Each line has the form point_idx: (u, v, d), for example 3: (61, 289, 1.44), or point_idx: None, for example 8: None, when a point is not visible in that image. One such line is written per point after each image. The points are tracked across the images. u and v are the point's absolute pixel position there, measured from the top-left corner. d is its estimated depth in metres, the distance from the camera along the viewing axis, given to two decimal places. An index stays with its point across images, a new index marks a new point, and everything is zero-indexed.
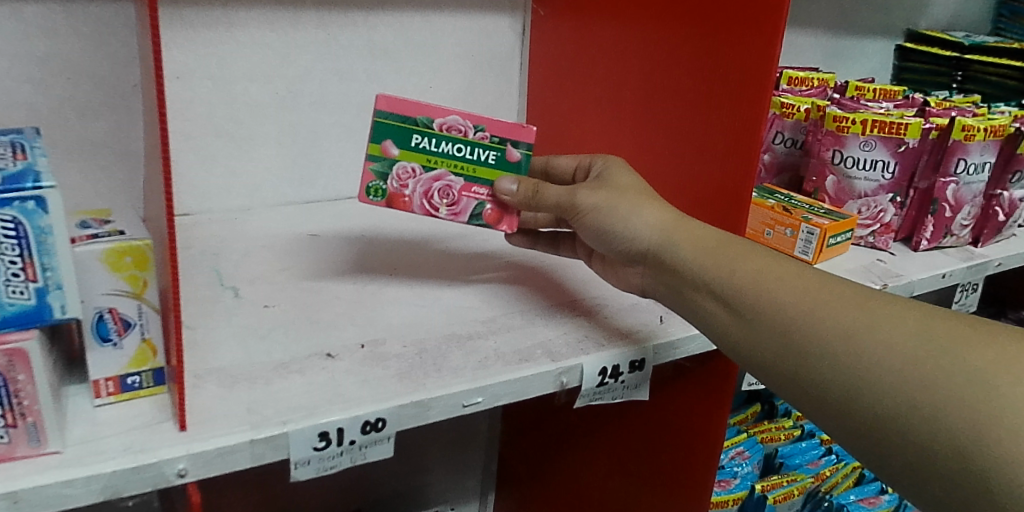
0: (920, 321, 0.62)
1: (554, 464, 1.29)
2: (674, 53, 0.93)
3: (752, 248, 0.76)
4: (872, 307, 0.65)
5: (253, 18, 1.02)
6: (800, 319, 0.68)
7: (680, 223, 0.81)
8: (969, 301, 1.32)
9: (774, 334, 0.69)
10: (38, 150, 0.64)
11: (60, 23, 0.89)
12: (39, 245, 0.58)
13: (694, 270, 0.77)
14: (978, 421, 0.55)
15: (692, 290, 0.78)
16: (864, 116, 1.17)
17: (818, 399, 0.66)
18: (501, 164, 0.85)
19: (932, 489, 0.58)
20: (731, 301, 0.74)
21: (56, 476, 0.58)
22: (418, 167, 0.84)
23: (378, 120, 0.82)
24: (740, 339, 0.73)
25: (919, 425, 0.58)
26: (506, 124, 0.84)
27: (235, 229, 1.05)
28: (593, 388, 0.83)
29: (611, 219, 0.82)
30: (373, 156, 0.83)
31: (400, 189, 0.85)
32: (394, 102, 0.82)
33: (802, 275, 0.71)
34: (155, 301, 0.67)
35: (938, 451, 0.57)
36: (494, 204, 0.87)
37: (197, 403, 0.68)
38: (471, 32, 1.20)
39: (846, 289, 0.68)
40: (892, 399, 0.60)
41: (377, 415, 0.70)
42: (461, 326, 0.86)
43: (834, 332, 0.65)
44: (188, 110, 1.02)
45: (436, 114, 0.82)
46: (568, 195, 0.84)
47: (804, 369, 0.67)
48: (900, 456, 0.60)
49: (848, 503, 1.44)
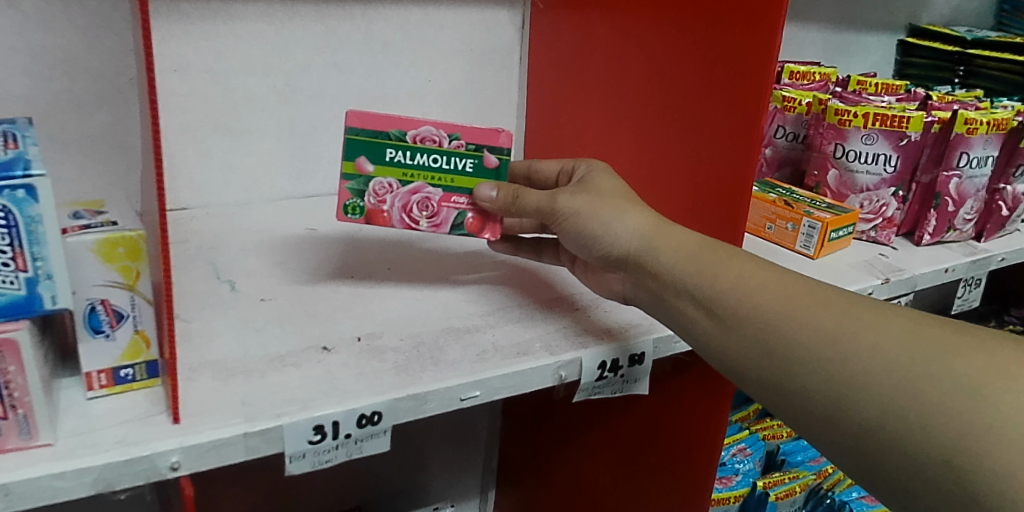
0: (906, 326, 0.62)
1: (555, 459, 1.28)
2: (673, 45, 0.92)
3: (735, 252, 0.75)
4: (856, 313, 0.65)
5: (251, 10, 1.01)
6: (784, 325, 0.67)
7: (662, 228, 0.79)
8: (972, 297, 1.31)
9: (758, 341, 0.68)
10: (30, 139, 0.63)
11: (56, 15, 0.88)
12: (29, 234, 0.58)
13: (676, 275, 0.76)
14: (968, 430, 0.55)
15: (674, 295, 0.76)
16: (866, 109, 1.16)
17: (803, 408, 0.65)
18: (479, 170, 0.84)
19: (923, 499, 0.58)
20: (713, 307, 0.72)
21: (47, 468, 0.58)
22: (394, 182, 0.83)
23: (349, 137, 0.81)
24: (722, 346, 0.72)
25: (908, 435, 0.58)
26: (479, 130, 0.83)
27: (233, 223, 1.04)
28: (593, 382, 0.82)
29: (592, 224, 0.81)
30: (347, 175, 0.82)
31: (379, 205, 0.83)
32: (365, 118, 0.80)
33: (785, 280, 0.70)
34: (148, 292, 0.67)
35: (930, 462, 0.57)
36: (475, 213, 0.86)
37: (192, 395, 0.67)
38: (471, 26, 1.19)
39: (829, 294, 0.67)
40: (878, 408, 0.60)
41: (373, 408, 0.69)
42: (459, 320, 0.85)
43: (819, 339, 0.64)
44: (185, 103, 1.01)
45: (407, 127, 0.81)
46: (548, 200, 0.83)
47: (789, 378, 0.66)
48: (887, 466, 0.60)
49: (850, 501, 1.50)
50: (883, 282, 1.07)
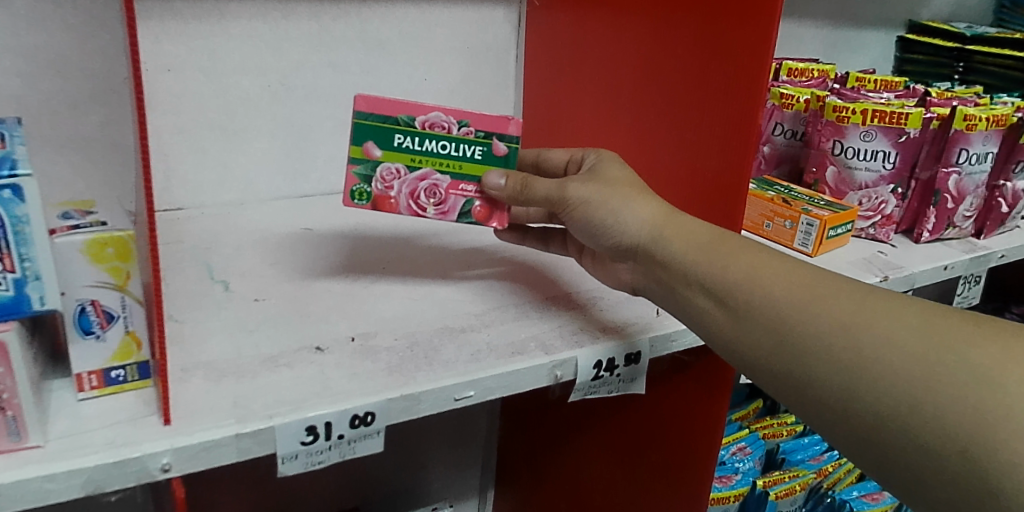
0: (920, 317, 0.61)
1: (553, 460, 1.28)
2: (669, 40, 0.91)
3: (745, 244, 0.75)
4: (869, 303, 0.64)
5: (244, 10, 1.01)
6: (794, 315, 0.66)
7: (672, 218, 0.79)
8: (972, 294, 1.30)
9: (769, 332, 0.68)
10: (17, 139, 0.62)
11: (49, 14, 0.88)
12: (16, 234, 0.57)
13: (686, 265, 0.75)
14: (985, 421, 0.54)
15: (683, 285, 0.76)
16: (864, 106, 1.15)
17: (814, 399, 0.65)
18: (487, 158, 0.83)
19: (937, 491, 0.57)
20: (724, 298, 0.72)
21: (36, 470, 0.57)
22: (402, 168, 0.82)
23: (357, 121, 0.80)
24: (733, 337, 0.71)
25: (924, 425, 0.57)
26: (489, 117, 0.82)
27: (227, 223, 1.04)
28: (588, 381, 0.81)
29: (602, 213, 0.80)
30: (355, 159, 0.82)
31: (386, 190, 0.83)
32: (373, 102, 0.80)
33: (796, 271, 0.70)
34: (139, 293, 0.66)
35: (944, 453, 0.56)
36: (483, 201, 0.85)
37: (182, 397, 0.67)
38: (467, 24, 1.18)
39: (841, 284, 0.67)
40: (892, 399, 0.59)
41: (366, 409, 0.69)
42: (454, 319, 0.85)
43: (831, 329, 0.64)
44: (178, 103, 1.01)
45: (417, 112, 0.80)
46: (557, 188, 0.82)
47: (800, 369, 0.65)
48: (901, 458, 0.59)
49: (851, 500, 1.47)
50: (880, 280, 1.06)
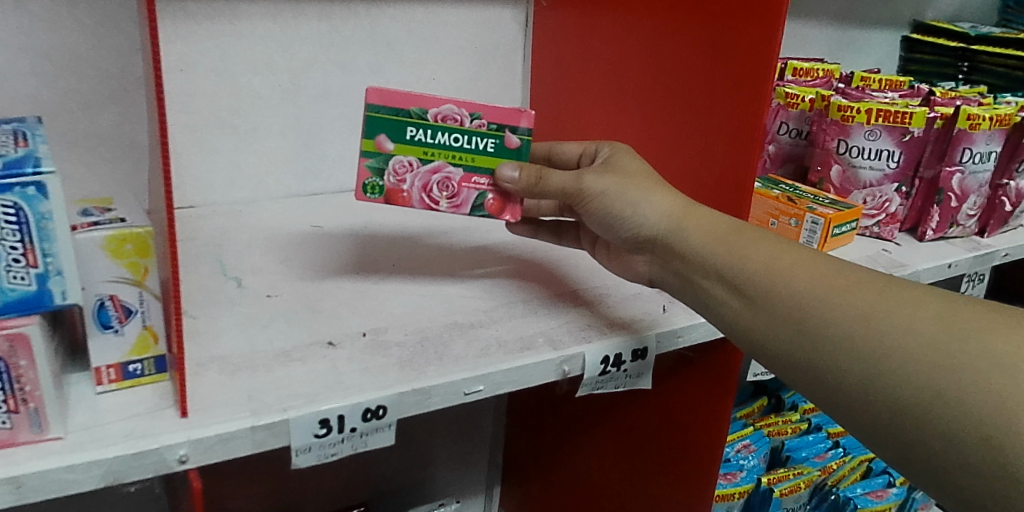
0: (940, 307, 0.62)
1: (561, 457, 1.29)
2: (679, 37, 0.92)
3: (764, 235, 0.76)
4: (889, 294, 0.65)
5: (256, 10, 1.02)
6: (814, 305, 0.67)
7: (689, 210, 0.80)
8: (976, 292, 1.31)
9: (788, 321, 0.69)
10: (39, 137, 0.65)
11: (63, 15, 0.89)
12: (39, 230, 0.59)
13: (706, 257, 0.76)
14: (1005, 407, 0.55)
15: (702, 277, 0.77)
16: (869, 105, 1.17)
17: (834, 388, 0.66)
18: (500, 151, 0.84)
19: (956, 478, 0.58)
20: (743, 288, 0.73)
21: (58, 461, 0.59)
22: (414, 160, 0.83)
23: (370, 115, 0.81)
24: (752, 327, 0.72)
25: (944, 412, 0.58)
26: (502, 109, 0.83)
27: (239, 221, 1.05)
28: (595, 377, 0.83)
29: (620, 204, 0.81)
30: (368, 152, 0.83)
31: (398, 184, 0.84)
32: (385, 95, 0.81)
33: (815, 261, 0.71)
34: (157, 288, 0.68)
35: (964, 439, 0.57)
36: (496, 194, 0.86)
37: (199, 390, 0.68)
38: (474, 24, 1.20)
39: (862, 276, 0.68)
40: (913, 386, 0.60)
41: (377, 403, 0.70)
42: (463, 315, 0.86)
43: (851, 318, 0.65)
44: (190, 103, 1.02)
45: (429, 104, 0.81)
46: (573, 180, 0.83)
47: (820, 357, 0.66)
48: (921, 445, 0.60)
49: (855, 497, 1.47)
50: None
